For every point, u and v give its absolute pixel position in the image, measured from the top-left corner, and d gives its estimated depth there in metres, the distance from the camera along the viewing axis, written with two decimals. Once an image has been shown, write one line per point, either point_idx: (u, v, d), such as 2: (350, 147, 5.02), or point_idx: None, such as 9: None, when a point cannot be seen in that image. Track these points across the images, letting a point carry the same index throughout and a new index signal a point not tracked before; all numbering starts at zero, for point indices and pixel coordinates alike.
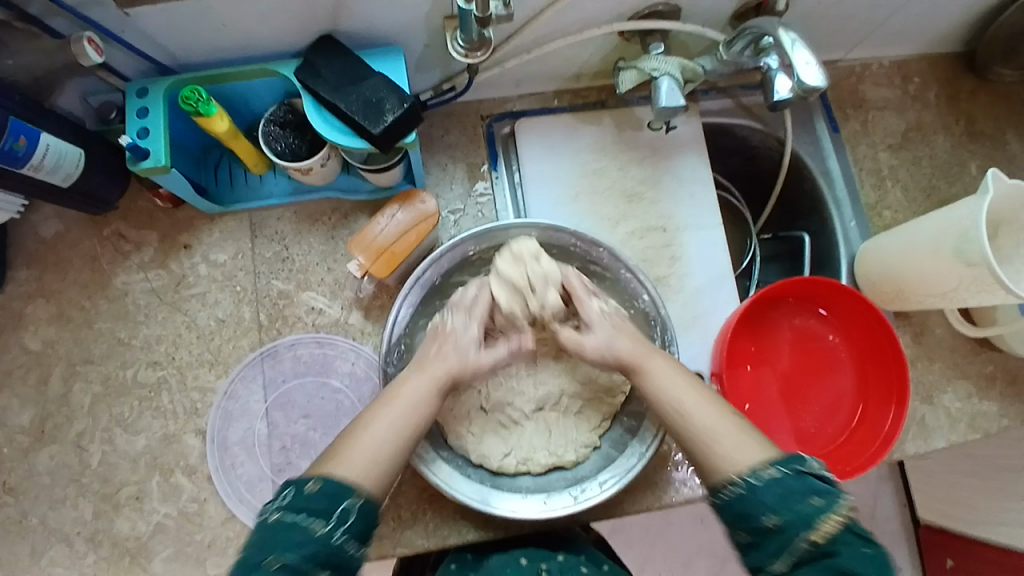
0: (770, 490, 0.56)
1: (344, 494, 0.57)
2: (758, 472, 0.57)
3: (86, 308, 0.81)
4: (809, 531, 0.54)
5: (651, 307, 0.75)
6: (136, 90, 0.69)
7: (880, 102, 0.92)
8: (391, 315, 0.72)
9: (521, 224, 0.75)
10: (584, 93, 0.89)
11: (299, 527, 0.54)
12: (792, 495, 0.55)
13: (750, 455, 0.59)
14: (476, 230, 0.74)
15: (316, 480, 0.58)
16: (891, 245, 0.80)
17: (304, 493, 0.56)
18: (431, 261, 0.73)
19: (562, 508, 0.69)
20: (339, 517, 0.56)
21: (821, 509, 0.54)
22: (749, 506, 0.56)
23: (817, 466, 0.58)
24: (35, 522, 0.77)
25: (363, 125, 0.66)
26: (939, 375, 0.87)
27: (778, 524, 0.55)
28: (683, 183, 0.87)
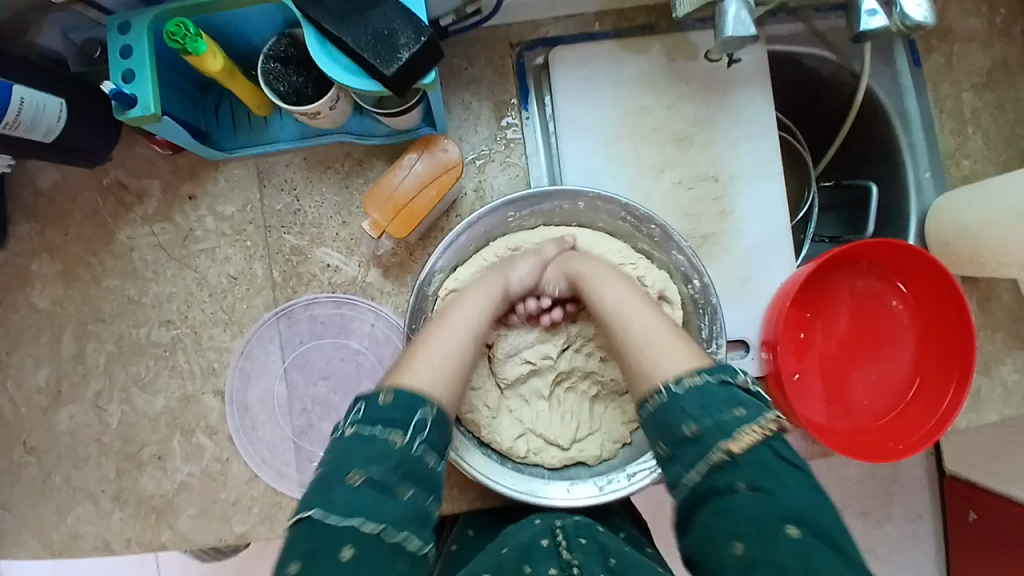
0: (692, 398, 0.54)
1: (421, 404, 0.55)
2: (680, 378, 0.55)
3: (92, 264, 0.77)
4: (726, 441, 0.52)
5: (700, 293, 0.69)
6: (117, 25, 0.61)
7: (965, 33, 0.78)
8: (420, 275, 0.66)
9: (567, 188, 0.68)
10: (630, 15, 0.77)
11: (379, 439, 0.53)
12: (712, 402, 0.53)
13: (683, 361, 0.57)
14: (521, 194, 0.67)
15: (386, 390, 0.56)
16: (974, 206, 0.69)
17: (379, 406, 0.55)
18: (448, 241, 0.67)
19: (585, 498, 0.66)
20: (418, 425, 0.55)
21: (743, 419, 0.52)
22: (669, 415, 0.55)
23: (748, 378, 0.56)
24: (59, 480, 0.77)
25: (375, 65, 0.57)
26: (999, 345, 0.79)
27: (697, 433, 0.53)
28: (740, 124, 0.76)
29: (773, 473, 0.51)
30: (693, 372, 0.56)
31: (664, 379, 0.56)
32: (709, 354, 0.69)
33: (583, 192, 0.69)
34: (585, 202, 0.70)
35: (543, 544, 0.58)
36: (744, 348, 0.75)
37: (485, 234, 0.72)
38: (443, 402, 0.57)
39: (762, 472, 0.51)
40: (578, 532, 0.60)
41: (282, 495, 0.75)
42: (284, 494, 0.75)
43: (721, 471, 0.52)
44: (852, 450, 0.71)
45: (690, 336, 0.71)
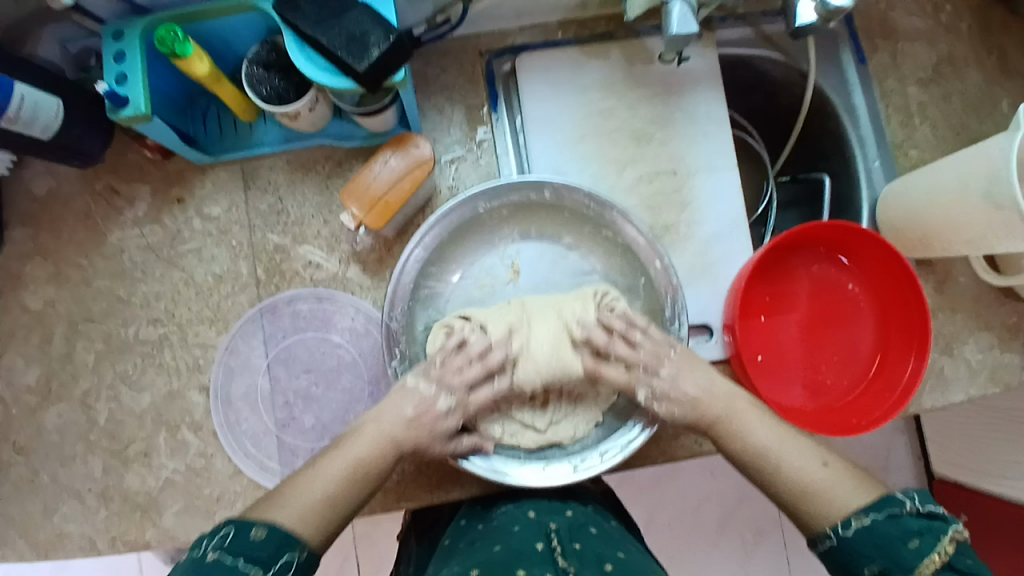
0: (862, 539, 0.56)
1: (292, 545, 0.56)
2: (847, 522, 0.57)
3: (83, 266, 0.80)
4: (910, 574, 0.53)
5: (663, 274, 0.72)
6: (112, 33, 0.66)
7: (910, 33, 0.84)
8: (395, 268, 0.70)
9: (526, 181, 0.72)
10: (591, 25, 0.83)
11: (236, 574, 0.53)
12: (885, 541, 0.55)
13: (848, 500, 0.59)
14: (489, 184, 0.71)
15: (261, 525, 0.56)
16: (919, 187, 0.74)
17: (248, 539, 0.55)
18: (422, 234, 0.71)
19: (561, 477, 0.69)
20: (281, 566, 0.55)
21: (920, 550, 0.53)
22: (849, 558, 0.56)
23: (914, 501, 0.56)
24: (46, 479, 0.78)
25: (347, 61, 0.62)
26: (961, 326, 0.82)
27: (878, 573, 0.54)
28: (695, 122, 0.81)
29: (890, 547, 0.54)
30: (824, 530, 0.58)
31: (831, 521, 0.58)
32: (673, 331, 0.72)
33: (544, 182, 0.72)
34: (550, 192, 0.73)
35: (537, 547, 0.61)
36: (708, 332, 0.78)
37: (458, 226, 0.74)
38: (315, 540, 0.59)
39: (879, 549, 0.55)
40: (570, 538, 0.63)
41: (264, 488, 0.76)
42: (264, 485, 0.76)
43: None
44: (817, 425, 0.74)
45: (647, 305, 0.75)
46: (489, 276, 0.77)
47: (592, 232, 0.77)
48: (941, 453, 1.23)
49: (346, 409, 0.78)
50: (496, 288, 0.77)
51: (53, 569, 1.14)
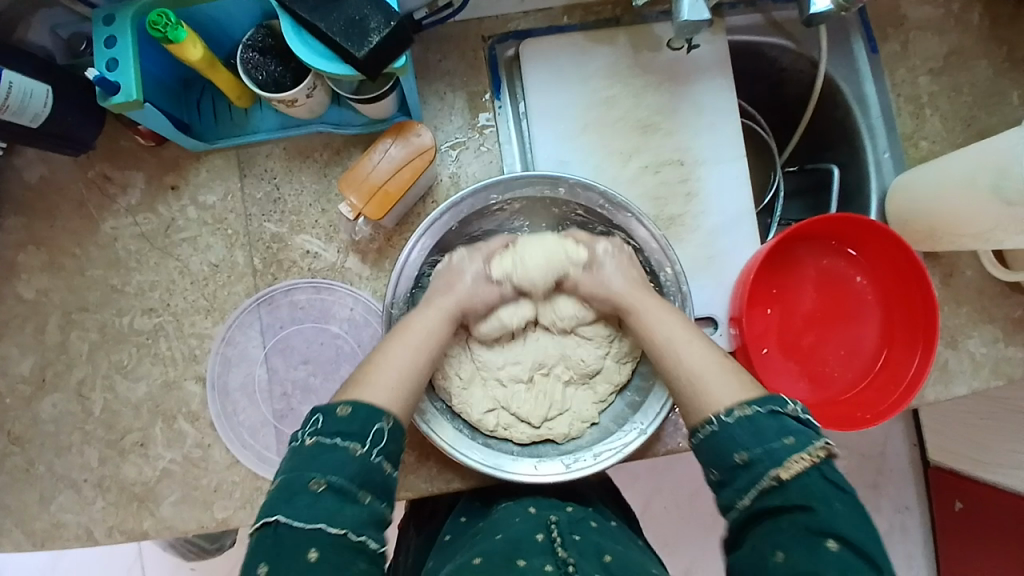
0: (741, 426, 0.54)
1: (380, 415, 0.56)
2: (731, 410, 0.56)
3: (76, 255, 0.79)
4: (776, 468, 0.52)
5: (671, 281, 0.71)
6: (102, 17, 0.64)
7: (922, 20, 0.81)
8: (399, 257, 0.68)
9: (547, 176, 0.69)
10: (597, 9, 0.81)
11: (339, 449, 0.53)
12: (761, 432, 0.53)
13: (734, 394, 0.57)
14: (503, 177, 0.69)
15: (344, 404, 0.56)
16: (930, 180, 0.72)
17: (336, 418, 0.54)
18: (428, 227, 0.68)
19: (552, 476, 0.66)
20: (375, 436, 0.55)
21: (793, 448, 0.52)
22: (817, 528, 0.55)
23: (798, 407, 0.55)
24: (43, 469, 0.77)
25: (345, 48, 0.60)
26: (965, 320, 0.81)
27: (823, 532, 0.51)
28: (702, 112, 0.79)
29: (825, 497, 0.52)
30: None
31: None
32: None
33: (560, 177, 0.69)
34: (565, 188, 0.70)
35: (538, 538, 0.61)
36: (713, 324, 0.77)
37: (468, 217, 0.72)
38: (400, 414, 0.58)
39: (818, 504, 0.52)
40: (571, 530, 0.63)
41: (262, 479, 0.76)
42: (263, 476, 0.76)
43: (772, 496, 0.51)
44: (824, 418, 0.73)
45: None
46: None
47: (604, 233, 0.76)
48: (938, 441, 1.23)
49: None
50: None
51: (53, 552, 1.15)
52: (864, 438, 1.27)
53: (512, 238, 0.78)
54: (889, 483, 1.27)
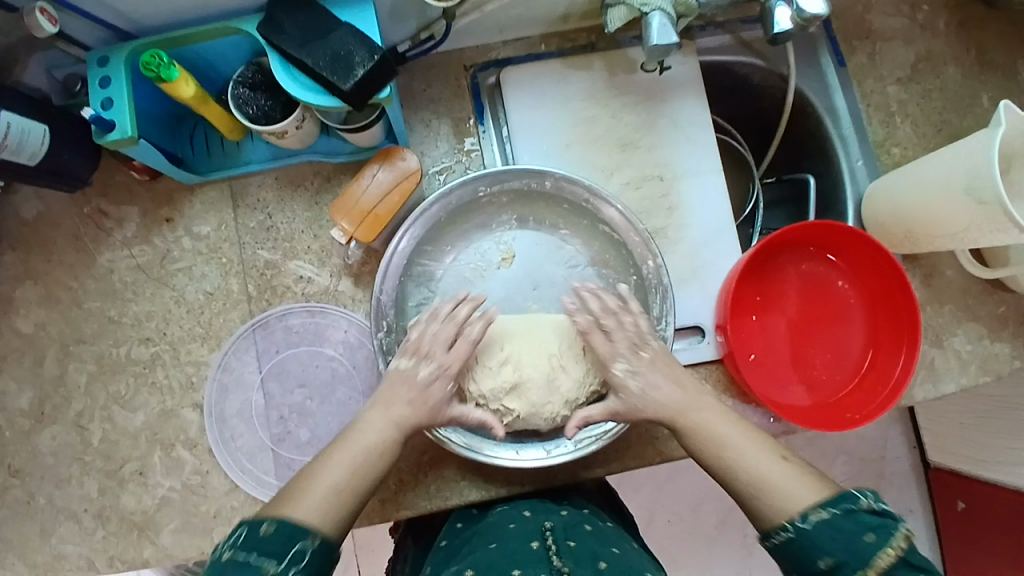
0: (821, 532, 0.56)
1: (302, 535, 0.56)
2: (807, 515, 0.57)
3: (73, 288, 0.80)
4: (865, 568, 0.54)
5: (654, 274, 0.74)
6: (96, 59, 0.66)
7: (886, 33, 0.85)
8: (392, 246, 0.72)
9: (533, 170, 0.74)
10: (573, 35, 0.84)
11: (253, 567, 0.54)
12: (841, 535, 0.55)
13: (807, 492, 0.59)
14: (491, 170, 0.73)
15: (270, 519, 0.57)
16: (903, 185, 0.75)
17: (259, 535, 0.56)
18: (418, 219, 0.73)
19: (532, 461, 0.71)
20: (294, 556, 0.56)
21: (876, 545, 0.54)
22: (804, 550, 0.57)
23: (871, 498, 0.57)
24: (42, 502, 0.78)
25: (333, 81, 0.62)
26: (950, 318, 0.83)
27: (833, 565, 0.55)
28: (679, 128, 0.82)
29: (845, 541, 0.55)
30: (779, 526, 0.59)
31: (789, 516, 0.58)
32: (658, 329, 0.74)
33: (545, 171, 0.74)
34: (551, 183, 0.75)
35: (533, 547, 0.62)
36: (700, 334, 0.80)
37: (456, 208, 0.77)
38: (331, 531, 0.59)
39: (835, 544, 0.55)
40: (565, 537, 0.64)
41: (262, 503, 0.77)
42: (263, 500, 0.77)
43: None
44: (813, 420, 0.75)
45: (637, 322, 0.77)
46: (481, 263, 0.78)
47: (589, 226, 0.79)
48: (938, 442, 1.24)
49: (342, 421, 0.79)
50: (487, 273, 0.78)
51: None
52: (861, 441, 1.28)
53: (501, 233, 0.79)
54: (890, 486, 1.28)
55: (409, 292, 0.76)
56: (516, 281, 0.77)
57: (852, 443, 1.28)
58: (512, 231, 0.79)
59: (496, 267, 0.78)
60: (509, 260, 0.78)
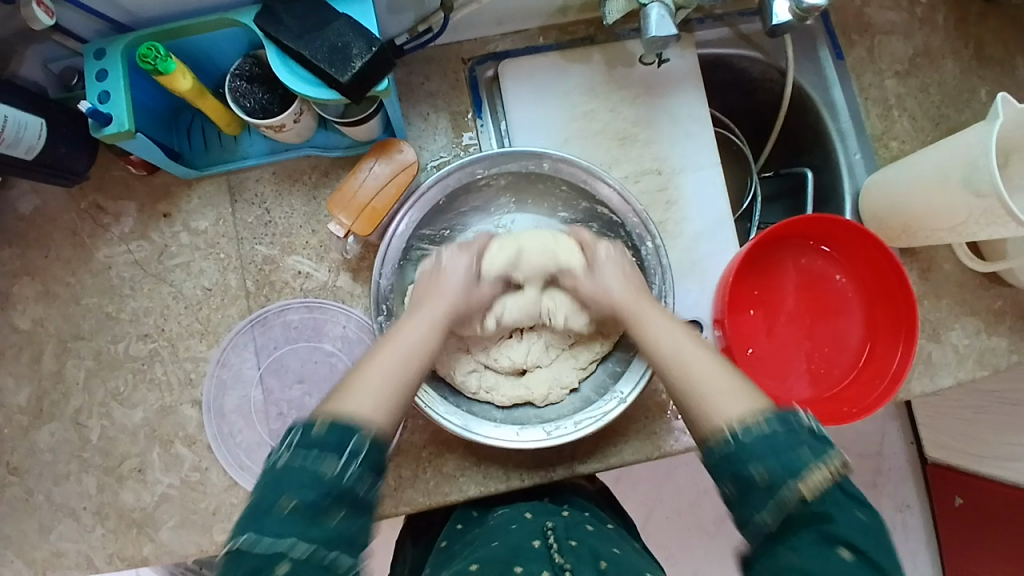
0: (758, 441, 0.52)
1: (355, 434, 0.53)
2: (745, 424, 0.53)
3: (70, 284, 0.80)
4: (797, 481, 0.50)
5: (653, 256, 0.74)
6: (93, 51, 0.66)
7: (886, 26, 0.85)
8: (389, 229, 0.71)
9: (531, 153, 0.73)
10: (571, 29, 0.84)
11: (312, 468, 0.51)
12: (779, 445, 0.51)
13: (749, 405, 0.55)
14: (488, 153, 0.73)
15: (321, 420, 0.54)
16: (899, 180, 0.75)
17: (312, 435, 0.52)
18: (415, 203, 0.72)
19: (533, 442, 0.70)
20: (353, 452, 0.52)
21: (811, 459, 0.50)
22: (738, 458, 0.52)
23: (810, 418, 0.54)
24: (41, 499, 0.78)
25: (330, 73, 0.62)
26: (947, 312, 0.83)
27: (766, 477, 0.51)
28: (678, 122, 0.82)
29: (784, 454, 0.51)
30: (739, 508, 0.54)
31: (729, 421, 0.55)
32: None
33: (543, 153, 0.73)
34: (548, 165, 0.75)
35: (534, 544, 0.62)
36: (698, 328, 0.80)
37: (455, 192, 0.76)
38: (382, 425, 0.56)
39: (772, 452, 0.51)
40: (566, 535, 0.64)
41: None
42: None
43: (793, 509, 0.50)
44: (810, 413, 0.75)
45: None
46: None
47: (587, 209, 0.79)
48: (936, 438, 1.25)
49: None
50: None
51: None
52: (860, 437, 1.28)
53: (500, 216, 0.81)
54: (888, 482, 1.27)
55: (410, 275, 0.77)
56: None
57: (850, 438, 1.28)
58: (510, 214, 0.81)
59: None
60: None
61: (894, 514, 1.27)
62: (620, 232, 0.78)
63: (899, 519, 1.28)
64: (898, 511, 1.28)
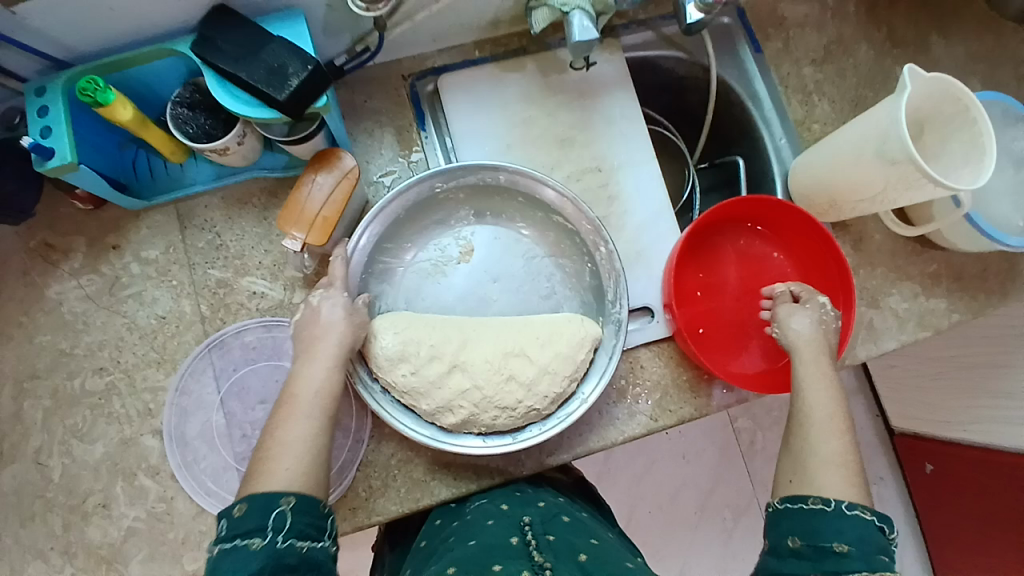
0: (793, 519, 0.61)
1: (277, 498, 0.56)
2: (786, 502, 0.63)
3: (23, 324, 0.79)
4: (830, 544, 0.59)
5: (606, 259, 0.77)
6: (33, 89, 0.67)
7: (799, 18, 0.90)
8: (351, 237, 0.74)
9: (490, 165, 0.76)
10: (504, 41, 0.88)
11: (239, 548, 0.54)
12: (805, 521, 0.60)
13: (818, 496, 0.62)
14: (446, 166, 0.75)
15: (242, 500, 0.56)
16: (821, 158, 0.79)
17: (234, 519, 0.55)
18: (371, 218, 0.74)
19: (500, 447, 0.72)
20: (276, 521, 0.55)
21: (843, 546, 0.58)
22: (823, 527, 0.59)
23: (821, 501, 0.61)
24: (9, 542, 0.76)
25: (268, 93, 0.64)
26: (883, 279, 0.87)
27: (845, 551, 0.58)
28: (613, 122, 0.86)
29: (868, 543, 0.58)
30: (821, 498, 0.61)
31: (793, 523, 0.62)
32: (613, 313, 0.76)
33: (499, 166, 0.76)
34: (504, 176, 0.78)
35: (512, 542, 0.63)
36: (649, 314, 0.82)
37: (414, 206, 0.79)
38: (303, 489, 0.58)
39: (859, 539, 0.58)
40: (544, 530, 0.66)
41: None
42: None
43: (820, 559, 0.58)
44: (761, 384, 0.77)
45: (593, 311, 0.80)
46: (442, 259, 0.81)
47: (543, 219, 0.82)
48: (898, 410, 1.29)
49: None
50: (449, 269, 0.81)
51: None
52: None
53: (460, 229, 0.83)
54: (860, 458, 1.32)
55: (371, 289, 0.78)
56: (475, 275, 0.81)
57: None
58: (470, 225, 0.83)
59: (456, 262, 0.81)
60: (469, 253, 0.81)
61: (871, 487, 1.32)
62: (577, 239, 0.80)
63: (873, 493, 1.32)
64: (872, 484, 1.32)
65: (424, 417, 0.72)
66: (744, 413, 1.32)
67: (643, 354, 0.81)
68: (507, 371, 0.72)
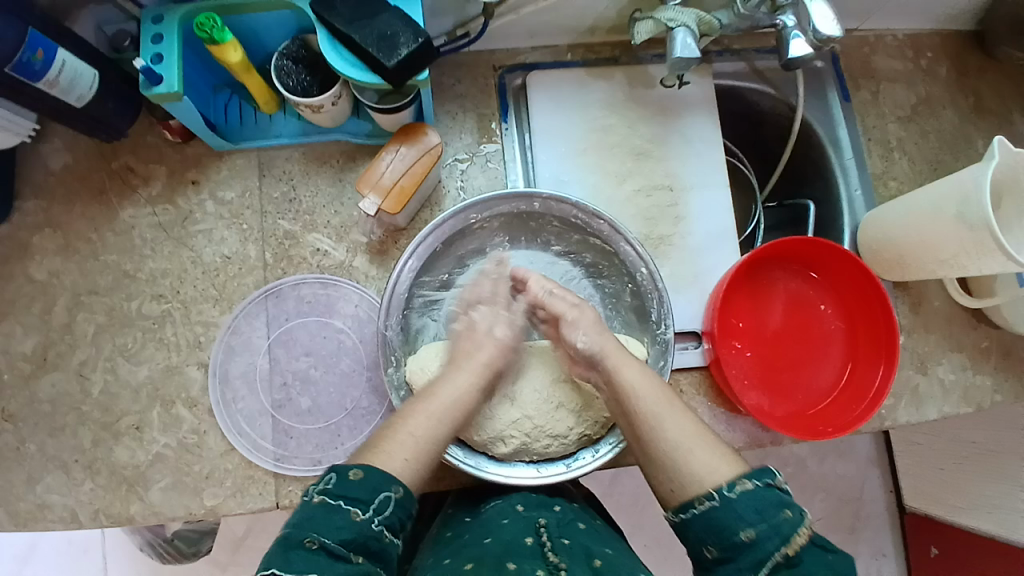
0: (742, 504, 0.54)
1: (388, 484, 0.56)
2: (732, 485, 0.56)
3: (92, 240, 0.82)
4: (784, 544, 0.52)
5: (647, 280, 0.76)
6: (151, 16, 0.70)
7: (890, 74, 0.91)
8: (412, 242, 0.74)
9: (556, 196, 0.76)
10: (597, 48, 0.90)
11: (342, 511, 0.53)
12: (763, 506, 0.54)
13: (723, 468, 0.58)
14: (479, 197, 0.75)
15: (356, 467, 0.56)
16: (897, 213, 0.79)
17: (348, 481, 0.55)
18: (432, 228, 0.74)
19: (555, 476, 0.72)
20: (380, 503, 0.55)
21: (792, 521, 0.53)
22: (725, 521, 0.54)
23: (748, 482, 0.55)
24: (33, 449, 0.78)
25: (377, 57, 0.66)
26: (935, 346, 0.87)
27: (755, 538, 0.53)
28: (690, 143, 0.87)
29: (767, 512, 0.53)
30: (706, 494, 0.56)
31: (717, 485, 0.56)
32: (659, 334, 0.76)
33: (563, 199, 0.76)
34: (539, 204, 0.77)
35: (527, 541, 0.63)
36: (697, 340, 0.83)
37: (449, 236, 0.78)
38: (408, 485, 0.59)
39: (758, 516, 0.53)
40: (560, 533, 0.66)
41: (256, 467, 0.77)
42: (258, 464, 0.77)
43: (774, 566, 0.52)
44: (789, 428, 0.77)
45: (638, 334, 0.79)
46: None
47: (579, 240, 0.82)
48: (915, 485, 1.27)
49: (343, 393, 0.80)
50: None
51: (27, 544, 1.19)
52: (841, 478, 1.30)
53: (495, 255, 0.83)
54: (865, 528, 1.31)
55: (412, 323, 0.79)
56: None
57: (831, 479, 1.31)
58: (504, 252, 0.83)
59: None
60: (504, 279, 0.82)
61: (871, 561, 1.30)
62: (627, 277, 0.80)
63: (874, 565, 1.30)
64: (873, 557, 1.30)
65: (477, 446, 0.72)
66: (758, 462, 1.31)
67: (684, 378, 0.82)
68: (556, 399, 0.74)
